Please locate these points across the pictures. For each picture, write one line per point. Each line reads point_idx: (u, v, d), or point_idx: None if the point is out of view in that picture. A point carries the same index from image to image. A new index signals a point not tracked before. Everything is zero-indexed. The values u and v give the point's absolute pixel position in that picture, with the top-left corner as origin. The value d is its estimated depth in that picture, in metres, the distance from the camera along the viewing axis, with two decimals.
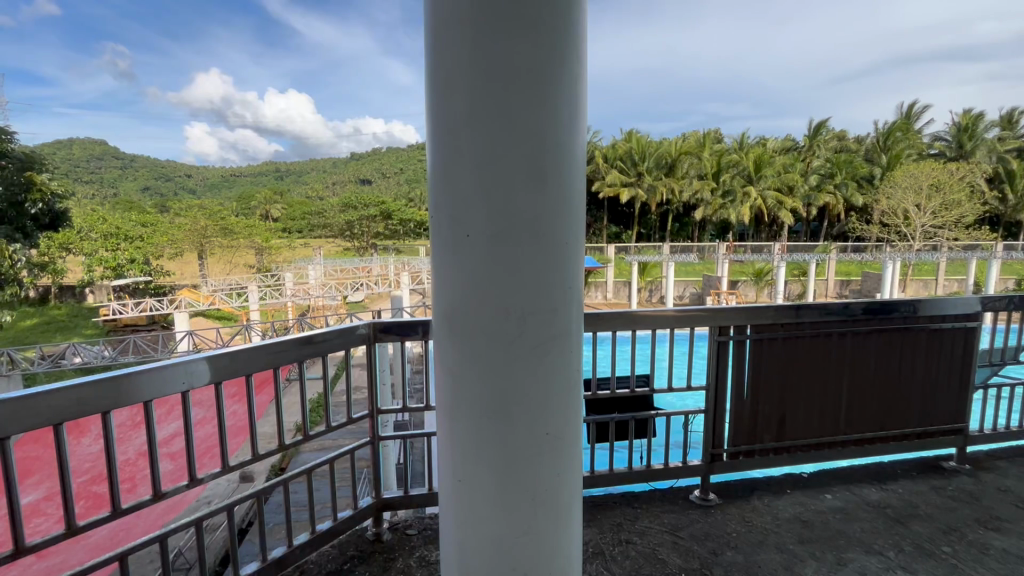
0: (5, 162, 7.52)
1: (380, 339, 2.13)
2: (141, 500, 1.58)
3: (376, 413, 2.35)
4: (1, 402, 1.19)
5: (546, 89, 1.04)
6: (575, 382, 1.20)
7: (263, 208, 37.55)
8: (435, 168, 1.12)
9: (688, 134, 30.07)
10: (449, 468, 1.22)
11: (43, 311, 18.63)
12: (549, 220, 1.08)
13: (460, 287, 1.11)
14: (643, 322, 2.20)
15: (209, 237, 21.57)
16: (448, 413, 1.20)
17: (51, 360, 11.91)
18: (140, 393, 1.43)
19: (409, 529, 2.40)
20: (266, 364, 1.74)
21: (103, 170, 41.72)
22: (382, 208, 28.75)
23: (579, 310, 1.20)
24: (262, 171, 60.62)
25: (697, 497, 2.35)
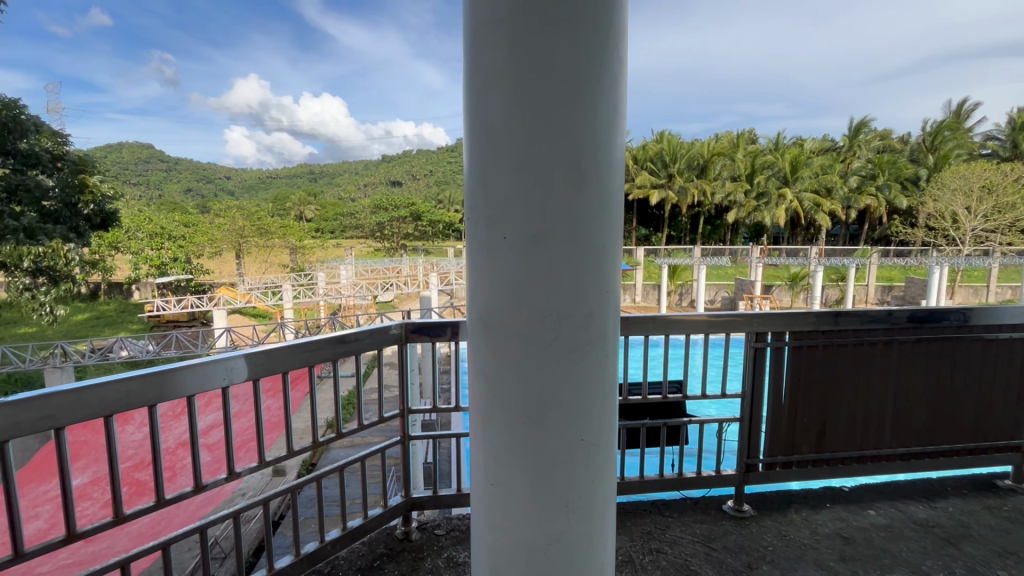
0: (60, 164, 7.93)
1: (412, 338, 2.15)
2: (183, 492, 1.63)
3: (407, 412, 2.37)
4: (56, 394, 1.26)
5: (589, 89, 1.03)
6: (612, 385, 1.18)
7: (298, 209, 38.66)
8: (472, 176, 1.12)
9: (721, 135, 29.42)
10: (483, 472, 1.21)
11: (93, 307, 19.65)
12: (587, 222, 1.07)
13: (496, 292, 1.10)
14: (676, 327, 2.14)
15: (246, 237, 22.35)
16: (482, 415, 1.19)
17: (100, 353, 12.47)
18: (183, 388, 1.48)
19: (438, 529, 2.42)
20: (300, 363, 1.77)
21: (149, 172, 43.66)
22: (413, 210, 29.18)
23: (616, 313, 1.17)
24: (297, 173, 62.34)
25: (731, 508, 2.28)
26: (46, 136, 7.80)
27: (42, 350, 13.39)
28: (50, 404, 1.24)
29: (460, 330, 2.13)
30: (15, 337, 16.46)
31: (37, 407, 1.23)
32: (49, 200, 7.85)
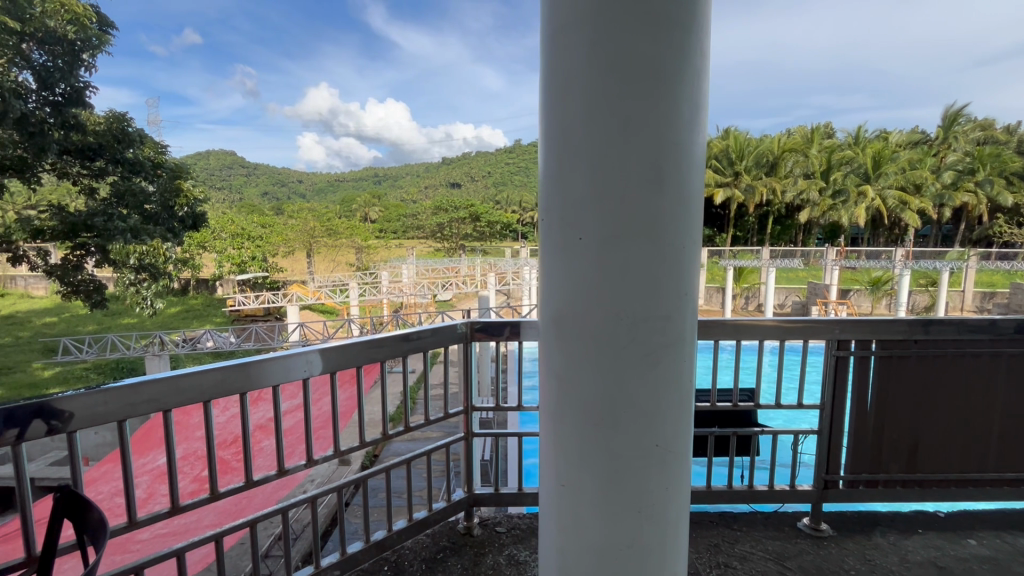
0: (161, 172, 8.73)
1: (476, 337, 2.20)
2: (268, 475, 1.75)
3: (470, 409, 2.42)
4: (162, 379, 1.40)
5: (670, 87, 1.02)
6: (689, 390, 1.15)
7: (363, 211, 40.30)
8: (544, 178, 1.13)
9: (793, 130, 27.77)
10: (553, 473, 1.21)
11: (184, 301, 21.53)
12: (668, 222, 1.05)
13: (570, 292, 1.10)
14: (748, 331, 2.05)
15: (316, 237, 23.67)
16: (552, 416, 1.19)
17: (190, 343, 13.62)
18: (266, 378, 1.58)
19: (498, 526, 2.45)
20: (370, 358, 1.85)
21: (231, 178, 47.32)
22: (471, 211, 29.71)
23: (693, 317, 1.14)
24: (363, 177, 65.20)
25: (807, 526, 2.15)
26: (149, 147, 8.73)
27: (142, 339, 14.86)
28: (154, 388, 1.38)
29: (522, 329, 2.15)
30: (120, 327, 18.36)
31: (146, 391, 1.37)
32: (149, 203, 8.42)
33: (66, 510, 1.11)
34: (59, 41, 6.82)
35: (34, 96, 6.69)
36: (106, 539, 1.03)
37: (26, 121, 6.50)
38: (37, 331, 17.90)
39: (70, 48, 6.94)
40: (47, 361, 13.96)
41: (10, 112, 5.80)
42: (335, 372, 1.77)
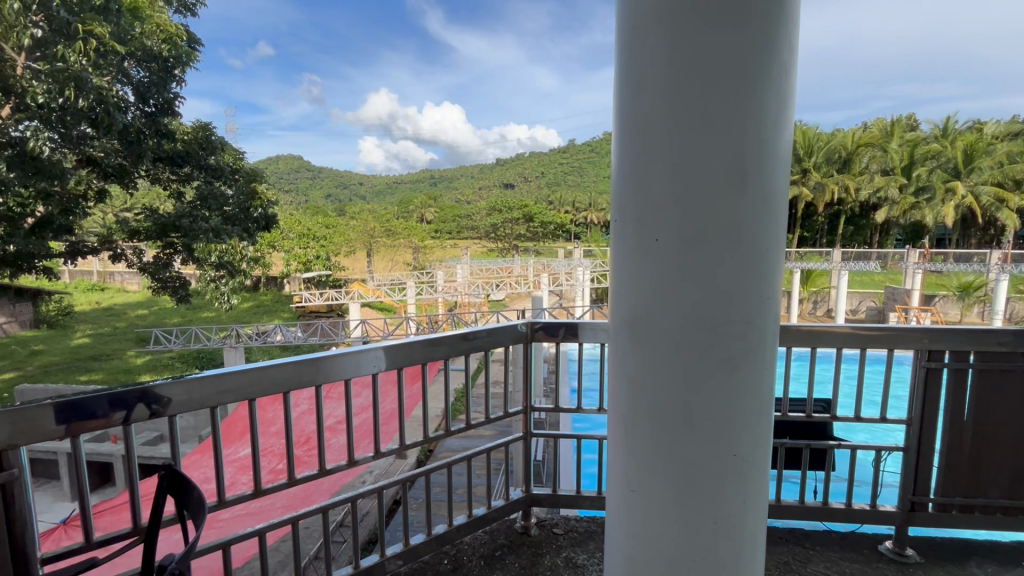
0: (239, 176, 9.35)
1: (537, 338, 2.22)
2: (340, 465, 1.84)
3: (530, 409, 2.43)
4: (247, 371, 1.50)
5: (756, 83, 0.97)
6: (769, 399, 1.09)
7: (419, 212, 41.36)
8: (616, 180, 1.12)
9: (871, 123, 25.83)
10: (623, 477, 1.19)
11: (256, 297, 22.99)
12: (750, 224, 1.01)
13: (646, 294, 1.07)
14: (825, 339, 1.93)
15: (376, 238, 24.59)
16: (623, 420, 1.17)
17: (262, 336, 14.53)
18: (338, 371, 1.66)
19: (556, 527, 2.45)
20: (432, 355, 1.90)
21: (298, 182, 50.04)
22: (525, 211, 29.77)
23: (775, 322, 1.09)
24: (419, 179, 66.98)
25: (889, 550, 2.00)
26: (229, 154, 9.48)
27: (221, 332, 16.03)
28: (239, 378, 1.48)
29: (580, 331, 2.14)
30: (201, 320, 19.87)
31: (229, 381, 1.47)
32: (229, 205, 8.99)
33: (171, 487, 1.21)
34: (155, 60, 7.36)
35: (133, 108, 7.27)
36: (205, 517, 1.11)
37: (126, 132, 7.13)
38: (131, 322, 19.74)
39: (163, 65, 7.46)
40: (139, 349, 15.33)
41: (114, 125, 6.28)
42: (398, 368, 1.83)
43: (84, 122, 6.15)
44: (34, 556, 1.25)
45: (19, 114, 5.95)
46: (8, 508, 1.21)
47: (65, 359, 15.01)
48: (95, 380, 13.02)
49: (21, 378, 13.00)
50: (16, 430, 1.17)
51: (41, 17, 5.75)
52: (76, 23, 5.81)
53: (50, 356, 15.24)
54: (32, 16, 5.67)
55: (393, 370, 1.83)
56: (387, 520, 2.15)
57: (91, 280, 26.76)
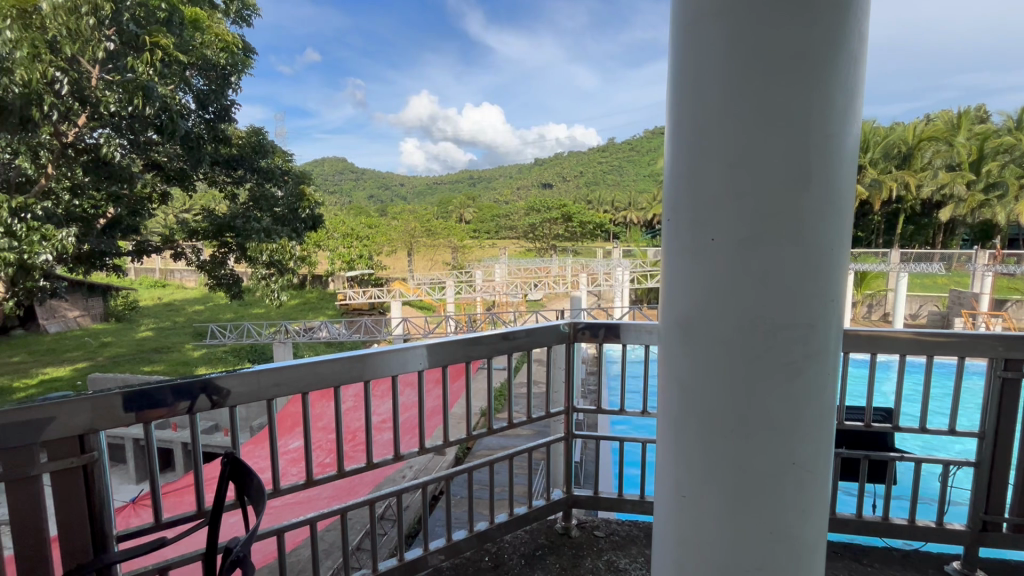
0: (288, 178, 9.73)
1: (578, 338, 2.22)
2: (387, 460, 1.88)
3: (571, 410, 2.41)
4: (299, 366, 1.56)
5: (823, 73, 0.93)
6: (830, 405, 1.05)
7: (458, 212, 41.77)
8: (670, 179, 1.10)
9: (935, 115, 24.25)
10: (673, 483, 1.16)
11: (303, 295, 23.85)
12: (814, 223, 0.97)
13: (700, 295, 1.05)
14: (884, 345, 1.82)
15: (416, 237, 25.05)
16: (674, 424, 1.14)
17: (309, 332, 15.06)
18: (382, 368, 1.70)
19: (597, 530, 2.42)
20: (474, 353, 1.92)
21: (342, 184, 51.61)
22: (564, 211, 29.56)
23: (839, 326, 1.04)
24: (459, 179, 67.78)
25: (956, 571, 1.87)
26: (279, 157, 9.89)
27: (270, 327, 16.73)
28: (291, 374, 1.54)
29: (623, 332, 2.11)
30: (252, 317, 20.82)
31: (282, 375, 1.53)
32: (279, 206, 9.35)
33: (232, 474, 1.27)
34: (214, 69, 7.74)
35: (194, 115, 7.70)
36: (264, 505, 1.16)
37: (188, 138, 7.48)
38: (190, 317, 20.89)
39: (221, 73, 7.82)
40: (196, 343, 16.19)
41: (178, 131, 6.64)
42: (440, 366, 1.85)
43: (149, 128, 6.67)
44: (110, 531, 1.35)
45: (93, 122, 6.40)
46: (88, 488, 1.30)
47: (131, 351, 16.05)
48: (157, 371, 13.86)
49: (94, 368, 14.00)
50: (95, 415, 1.25)
51: (112, 31, 6.08)
52: (144, 36, 6.23)
53: (118, 347, 16.34)
54: (105, 29, 5.95)
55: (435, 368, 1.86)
56: (429, 517, 2.19)
57: (154, 277, 28.51)
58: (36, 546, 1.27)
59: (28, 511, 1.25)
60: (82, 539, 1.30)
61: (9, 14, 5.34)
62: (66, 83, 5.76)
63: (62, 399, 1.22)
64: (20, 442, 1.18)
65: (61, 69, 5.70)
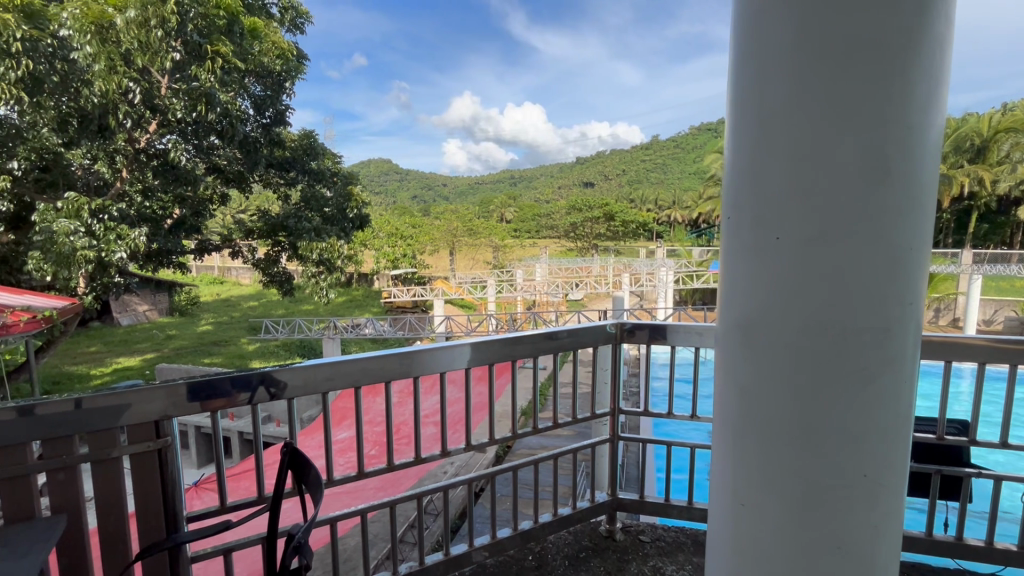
0: (337, 179, 10.08)
1: (626, 340, 2.18)
2: (433, 455, 1.91)
3: (617, 412, 2.37)
4: (351, 361, 1.60)
5: (906, 61, 0.88)
6: (906, 416, 0.98)
7: (499, 211, 41.89)
8: (730, 174, 1.06)
9: (1015, 103, 22.36)
10: (731, 490, 1.12)
11: (349, 292, 24.61)
12: (893, 222, 0.91)
13: (763, 296, 1.00)
14: (964, 352, 1.67)
15: (458, 237, 25.38)
16: (733, 429, 1.10)
17: (355, 328, 15.52)
18: (429, 365, 1.73)
19: (642, 535, 2.37)
20: (519, 351, 1.93)
21: (387, 185, 52.94)
22: (606, 210, 29.18)
23: (916, 331, 0.98)
24: (500, 179, 68.13)
25: None
26: (328, 158, 10.26)
27: (319, 323, 17.35)
28: (343, 369, 1.59)
29: (670, 334, 2.06)
30: (303, 313, 21.69)
31: (335, 370, 1.57)
32: (328, 207, 9.69)
33: (291, 464, 1.32)
34: (270, 75, 8.11)
35: (252, 120, 8.10)
36: (321, 496, 1.20)
37: (247, 142, 7.87)
38: (245, 312, 21.98)
39: (277, 79, 8.18)
40: (251, 337, 17.00)
41: (235, 134, 7.05)
42: (484, 364, 1.86)
43: (211, 133, 7.07)
44: (181, 513, 1.43)
45: (162, 129, 6.82)
46: (162, 471, 1.38)
47: (193, 344, 17.05)
48: (216, 363, 14.65)
49: (160, 358, 14.97)
50: (169, 403, 1.34)
51: (178, 42, 6.35)
52: (206, 44, 6.46)
53: (181, 340, 17.39)
54: (171, 39, 6.20)
55: (480, 366, 1.87)
56: (474, 513, 2.20)
57: (213, 274, 30.15)
58: (117, 524, 1.36)
59: (109, 491, 1.35)
60: (156, 519, 1.39)
61: (88, 30, 5.68)
62: (138, 92, 6.19)
63: (139, 388, 1.31)
64: (102, 426, 1.28)
65: (133, 79, 6.12)
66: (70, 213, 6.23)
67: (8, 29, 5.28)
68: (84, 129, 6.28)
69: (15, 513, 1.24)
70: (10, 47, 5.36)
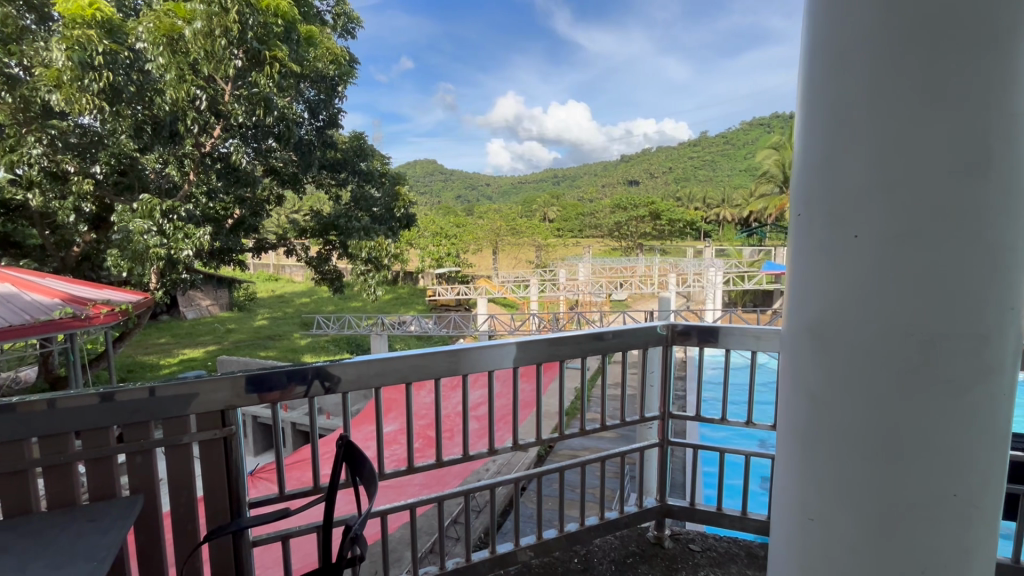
0: (385, 180, 10.37)
1: (677, 341, 2.11)
2: (480, 453, 1.92)
3: (667, 416, 2.31)
4: (400, 357, 1.62)
5: (1009, 41, 0.80)
6: (1001, 433, 0.90)
7: (542, 210, 41.47)
8: (802, 168, 1.00)
9: None
10: (798, 505, 1.05)
11: (395, 290, 25.21)
12: (991, 220, 0.83)
13: (838, 299, 0.94)
14: None
15: (501, 236, 25.53)
16: (802, 440, 1.03)
17: (400, 326, 15.89)
18: (474, 363, 1.73)
19: (692, 544, 2.29)
20: (565, 351, 1.91)
21: (432, 185, 53.93)
22: (652, 209, 28.56)
23: (1014, 340, 0.89)
24: (543, 178, 67.98)
25: None
26: (377, 160, 10.55)
27: (367, 320, 17.87)
28: (393, 364, 1.61)
29: (723, 338, 1.97)
30: (352, 310, 22.43)
31: (386, 365, 1.60)
32: (376, 207, 9.96)
33: (345, 455, 1.35)
34: (323, 80, 8.40)
35: (307, 123, 8.44)
36: (375, 490, 1.22)
37: (301, 145, 8.22)
38: (298, 308, 22.94)
39: (330, 84, 8.47)
40: (304, 332, 17.72)
41: (292, 138, 7.31)
42: (529, 363, 1.85)
43: (269, 136, 7.41)
44: (244, 499, 1.49)
45: (225, 133, 7.19)
46: (227, 459, 1.45)
47: (250, 338, 17.95)
48: (271, 357, 15.35)
49: (221, 350, 15.87)
50: (234, 392, 1.40)
51: (240, 50, 6.60)
52: (265, 51, 6.68)
53: (240, 334, 18.36)
54: (234, 47, 6.46)
55: (524, 366, 1.86)
56: (519, 512, 2.20)
57: (270, 272, 31.67)
58: (187, 506, 1.44)
59: (180, 475, 1.42)
60: (221, 503, 1.46)
61: (160, 42, 6.17)
62: (204, 99, 6.60)
63: (205, 378, 1.38)
64: (175, 413, 1.36)
65: (200, 88, 6.52)
66: (144, 214, 6.66)
67: (91, 44, 5.85)
68: (156, 135, 6.72)
69: (98, 492, 1.33)
70: (93, 61, 5.91)
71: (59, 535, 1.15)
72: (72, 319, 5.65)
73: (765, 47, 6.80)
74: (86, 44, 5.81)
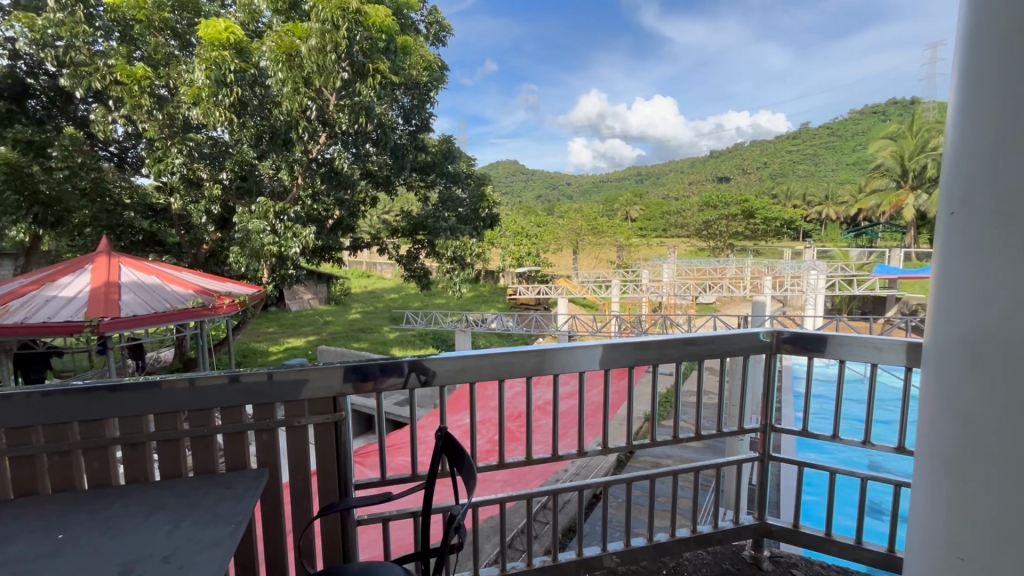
0: (471, 180, 10.68)
1: (783, 350, 1.95)
2: (568, 453, 1.90)
3: (769, 429, 2.13)
4: (489, 356, 1.66)
5: None
6: None
7: (624, 209, 39.08)
8: (965, 162, 0.91)
9: None
10: (948, 535, 0.95)
11: (477, 288, 25.83)
12: None
13: (1004, 310, 0.84)
14: None
15: (582, 236, 25.33)
16: (955, 463, 0.93)
17: (482, 323, 16.23)
18: (561, 363, 1.71)
19: (795, 568, 2.11)
20: (659, 354, 1.84)
21: (513, 186, 54.61)
22: (745, 207, 26.83)
23: None
24: (625, 177, 66.34)
25: None
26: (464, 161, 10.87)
27: (451, 317, 18.48)
28: (484, 362, 1.65)
29: (835, 348, 1.79)
30: (436, 306, 23.34)
31: (477, 361, 1.64)
32: (462, 207, 10.29)
33: (443, 447, 1.40)
34: (416, 87, 8.81)
35: (401, 127, 8.93)
36: (472, 481, 1.25)
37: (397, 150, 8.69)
38: (388, 304, 24.26)
39: (423, 91, 8.89)
40: (392, 326, 18.71)
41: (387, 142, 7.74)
42: (616, 367, 1.80)
43: (368, 142, 7.90)
44: (350, 480, 1.60)
45: (330, 140, 7.80)
46: (336, 441, 1.56)
47: (345, 330, 19.27)
48: (363, 348, 16.37)
49: (320, 341, 17.20)
50: (344, 381, 1.51)
51: (346, 63, 6.98)
52: (368, 63, 7.05)
53: (336, 326, 19.79)
54: (342, 62, 6.93)
55: (610, 368, 1.82)
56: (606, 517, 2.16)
57: (362, 269, 33.82)
58: (302, 481, 1.58)
59: (297, 453, 1.56)
60: (331, 482, 1.58)
61: (280, 59, 6.82)
62: (314, 109, 7.18)
63: (317, 366, 1.50)
64: (292, 396, 1.49)
65: (311, 99, 7.11)
66: (261, 214, 7.43)
67: (225, 64, 6.58)
68: (273, 143, 7.46)
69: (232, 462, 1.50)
70: (226, 77, 6.64)
71: (205, 497, 1.31)
72: (201, 308, 6.39)
73: (882, 27, 6.13)
74: (220, 63, 6.55)
